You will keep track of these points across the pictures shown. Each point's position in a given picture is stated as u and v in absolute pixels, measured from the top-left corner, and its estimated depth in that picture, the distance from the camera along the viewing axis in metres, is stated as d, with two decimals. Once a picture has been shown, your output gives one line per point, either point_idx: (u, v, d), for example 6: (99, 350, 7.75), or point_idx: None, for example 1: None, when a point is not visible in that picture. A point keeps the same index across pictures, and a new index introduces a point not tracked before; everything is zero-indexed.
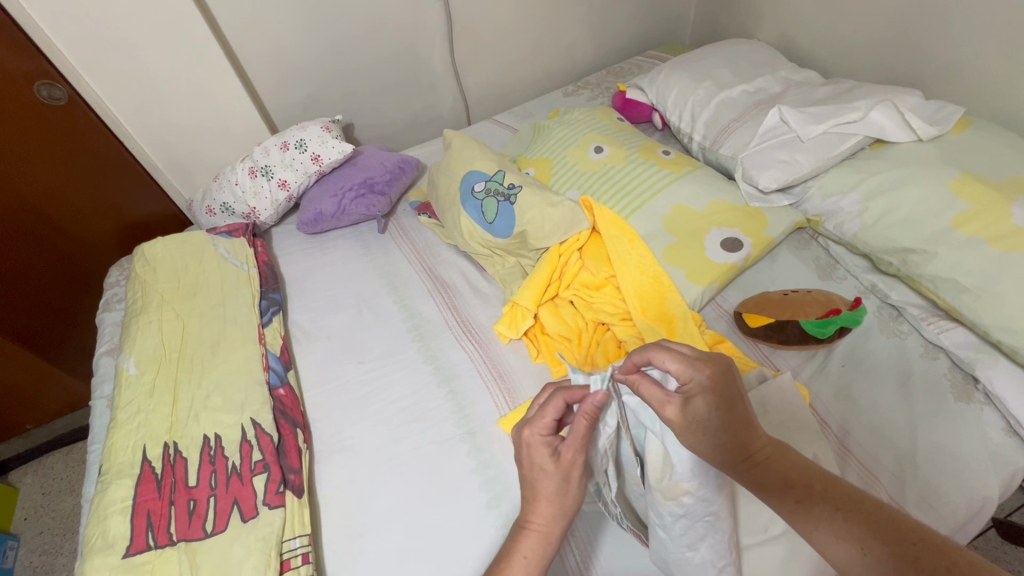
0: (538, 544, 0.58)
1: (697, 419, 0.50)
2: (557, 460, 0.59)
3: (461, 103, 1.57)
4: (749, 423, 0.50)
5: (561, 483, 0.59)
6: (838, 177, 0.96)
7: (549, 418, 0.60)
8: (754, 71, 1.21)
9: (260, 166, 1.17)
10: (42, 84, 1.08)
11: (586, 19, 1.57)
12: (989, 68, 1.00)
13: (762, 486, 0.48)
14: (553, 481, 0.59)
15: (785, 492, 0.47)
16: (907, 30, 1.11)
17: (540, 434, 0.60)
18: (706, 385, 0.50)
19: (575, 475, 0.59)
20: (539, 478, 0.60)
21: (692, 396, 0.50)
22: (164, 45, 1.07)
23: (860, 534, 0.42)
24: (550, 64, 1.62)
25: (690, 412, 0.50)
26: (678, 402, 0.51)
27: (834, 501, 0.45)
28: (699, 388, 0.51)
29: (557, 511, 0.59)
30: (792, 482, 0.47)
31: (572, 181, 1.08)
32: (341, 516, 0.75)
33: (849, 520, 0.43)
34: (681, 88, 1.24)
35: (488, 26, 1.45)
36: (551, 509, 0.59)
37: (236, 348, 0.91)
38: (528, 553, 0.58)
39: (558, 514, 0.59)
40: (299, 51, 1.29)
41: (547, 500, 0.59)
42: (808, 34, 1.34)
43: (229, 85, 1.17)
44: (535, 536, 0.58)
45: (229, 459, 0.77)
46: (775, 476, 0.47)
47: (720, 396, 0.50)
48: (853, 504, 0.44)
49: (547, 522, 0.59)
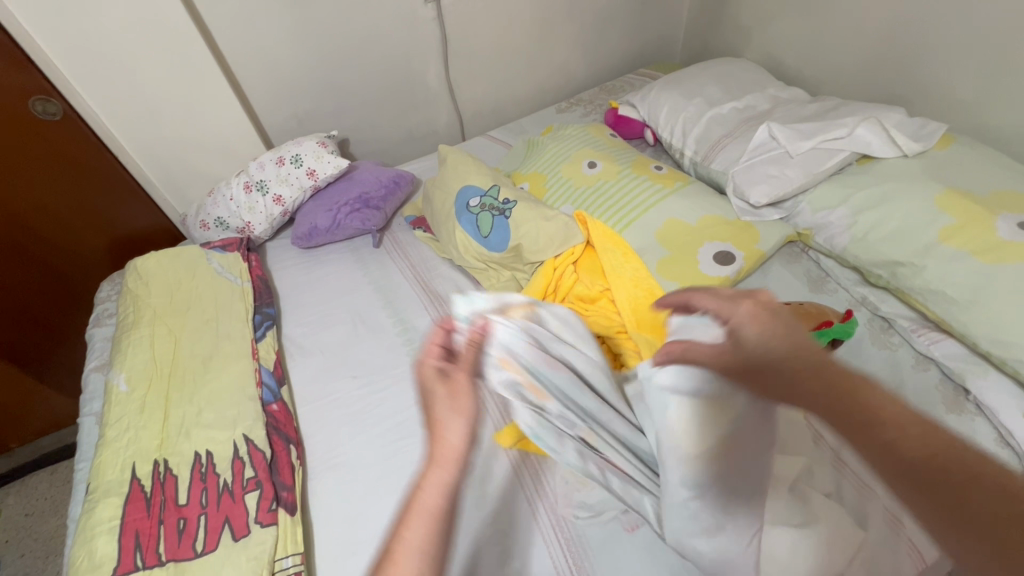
0: (445, 469, 0.46)
1: (749, 356, 0.55)
2: (444, 385, 0.55)
3: (457, 119, 1.59)
4: (807, 352, 0.51)
5: (451, 399, 0.53)
6: (826, 192, 0.98)
7: (432, 350, 0.61)
8: (743, 88, 1.24)
9: (256, 181, 1.17)
10: (37, 100, 1.08)
11: (577, 38, 1.61)
12: (971, 86, 1.03)
13: (824, 406, 0.47)
14: (446, 397, 0.53)
15: (868, 428, 0.43)
16: (890, 48, 1.15)
17: (429, 364, 0.58)
18: (749, 319, 0.56)
19: (466, 391, 0.55)
20: (436, 405, 0.53)
21: (740, 333, 0.56)
22: (161, 61, 1.08)
23: (954, 485, 0.40)
24: (543, 81, 1.65)
25: (743, 351, 0.56)
26: (733, 345, 0.57)
27: (931, 447, 0.41)
28: (744, 323, 0.56)
29: (460, 423, 0.50)
30: (877, 418, 0.43)
31: (567, 196, 1.09)
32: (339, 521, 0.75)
33: (945, 469, 0.40)
34: (672, 104, 1.26)
35: (483, 44, 1.48)
36: (451, 423, 0.50)
37: (229, 363, 0.90)
38: (427, 481, 0.45)
39: (455, 432, 0.49)
40: (296, 67, 1.30)
41: (444, 416, 0.51)
42: (795, 53, 1.37)
43: (226, 101, 1.18)
44: (439, 463, 0.46)
45: (220, 476, 0.76)
46: (857, 412, 0.44)
47: (765, 325, 0.55)
48: (947, 452, 0.41)
49: (447, 443, 0.48)
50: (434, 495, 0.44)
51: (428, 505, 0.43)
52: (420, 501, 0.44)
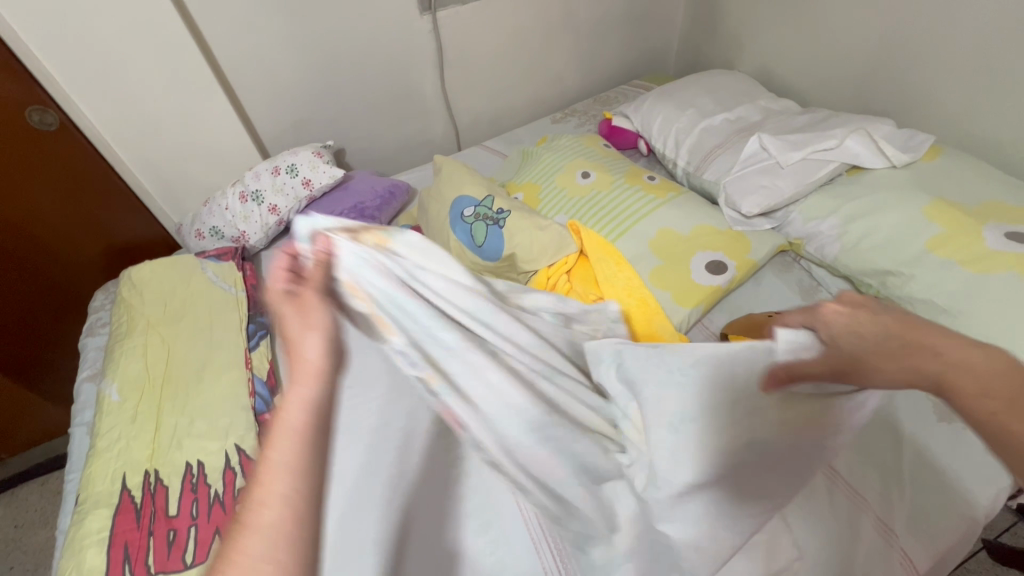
0: (309, 384, 0.43)
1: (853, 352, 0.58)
2: (295, 302, 0.49)
3: (452, 129, 1.60)
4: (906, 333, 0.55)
5: (304, 317, 0.48)
6: (816, 202, 0.99)
7: (280, 268, 0.51)
8: (734, 100, 1.26)
9: (251, 191, 1.18)
10: (35, 110, 1.09)
11: (572, 50, 1.63)
12: (957, 99, 1.05)
13: (956, 406, 0.51)
14: (297, 317, 0.47)
15: (977, 399, 0.50)
16: (878, 61, 1.17)
17: (278, 284, 0.50)
18: (837, 319, 0.59)
19: (324, 310, 0.49)
20: (290, 327, 0.47)
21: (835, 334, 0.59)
22: (159, 72, 1.09)
23: None
24: (538, 92, 1.66)
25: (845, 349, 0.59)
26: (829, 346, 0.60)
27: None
28: (835, 325, 0.59)
29: (319, 340, 0.46)
30: (987, 391, 0.49)
31: (561, 206, 1.10)
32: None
33: None
34: (665, 115, 1.27)
35: (478, 56, 1.49)
36: (312, 340, 0.46)
37: (221, 373, 0.90)
38: (287, 402, 0.41)
39: (315, 345, 0.45)
40: (293, 79, 1.32)
41: (302, 334, 0.46)
42: (785, 65, 1.40)
43: (223, 111, 1.18)
44: (305, 378, 0.43)
45: (211, 487, 0.75)
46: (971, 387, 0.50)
47: (855, 318, 0.58)
48: None
49: (305, 359, 0.44)
50: (300, 411, 0.41)
51: (295, 428, 0.40)
52: (286, 424, 0.40)
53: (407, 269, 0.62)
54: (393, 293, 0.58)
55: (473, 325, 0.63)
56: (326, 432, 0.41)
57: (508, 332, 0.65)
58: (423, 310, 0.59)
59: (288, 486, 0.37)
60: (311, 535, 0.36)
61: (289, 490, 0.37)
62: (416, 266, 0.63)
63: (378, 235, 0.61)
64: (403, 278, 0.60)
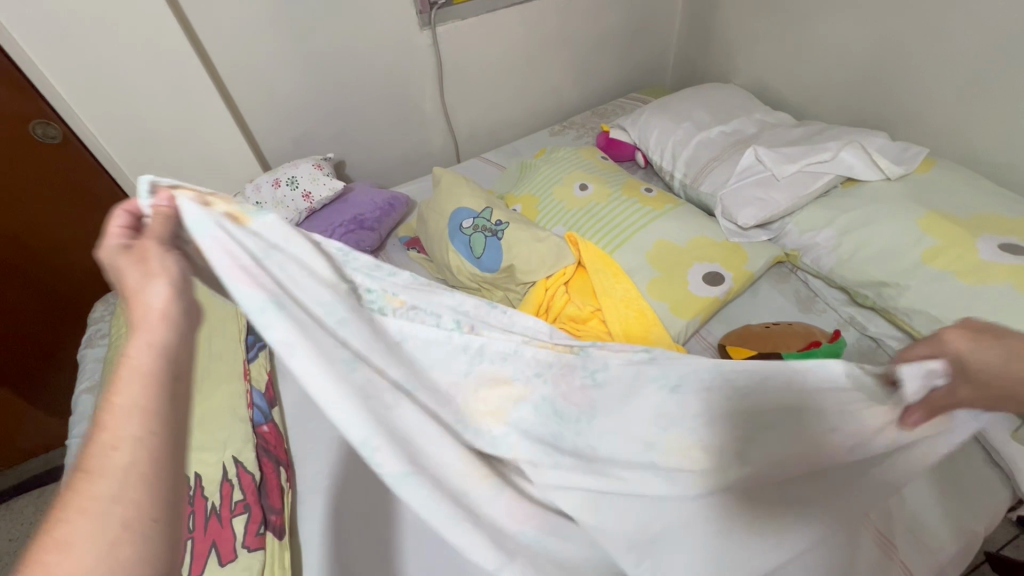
0: (149, 343, 0.40)
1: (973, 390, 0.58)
2: (132, 254, 0.43)
3: (452, 142, 1.62)
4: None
5: (143, 269, 0.43)
6: (812, 214, 1.00)
7: (113, 229, 0.45)
8: (730, 113, 1.27)
9: (252, 203, 1.19)
10: (37, 124, 1.11)
11: (570, 64, 1.65)
12: (949, 112, 1.06)
13: None
14: (136, 272, 0.42)
15: None
16: (872, 74, 1.18)
17: (112, 240, 0.44)
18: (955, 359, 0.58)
19: (169, 264, 0.44)
20: (127, 286, 0.42)
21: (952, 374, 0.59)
22: (162, 88, 1.10)
23: None
24: (537, 105, 1.68)
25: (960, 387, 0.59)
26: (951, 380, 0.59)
27: None
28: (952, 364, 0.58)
29: (166, 296, 0.42)
30: None
31: (560, 218, 1.11)
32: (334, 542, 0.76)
33: None
34: (662, 128, 1.29)
35: (477, 70, 1.51)
36: (153, 295, 0.42)
37: (219, 385, 0.90)
38: (128, 354, 0.40)
39: (157, 299, 0.42)
40: (294, 93, 1.34)
41: (144, 288, 0.42)
42: (780, 79, 1.41)
43: (225, 125, 1.20)
44: (142, 335, 0.40)
45: (208, 500, 0.74)
46: None
47: (963, 358, 0.57)
48: None
49: (147, 313, 0.41)
50: (146, 354, 0.40)
51: (132, 395, 0.38)
52: (124, 392, 0.38)
53: (261, 243, 0.51)
54: (224, 268, 0.47)
55: (323, 326, 0.54)
56: (176, 378, 0.41)
57: (368, 339, 0.58)
58: (258, 297, 0.48)
59: (138, 429, 0.37)
60: (166, 476, 0.37)
61: (141, 433, 0.37)
62: (271, 248, 0.52)
63: (234, 207, 0.50)
64: (255, 259, 0.50)
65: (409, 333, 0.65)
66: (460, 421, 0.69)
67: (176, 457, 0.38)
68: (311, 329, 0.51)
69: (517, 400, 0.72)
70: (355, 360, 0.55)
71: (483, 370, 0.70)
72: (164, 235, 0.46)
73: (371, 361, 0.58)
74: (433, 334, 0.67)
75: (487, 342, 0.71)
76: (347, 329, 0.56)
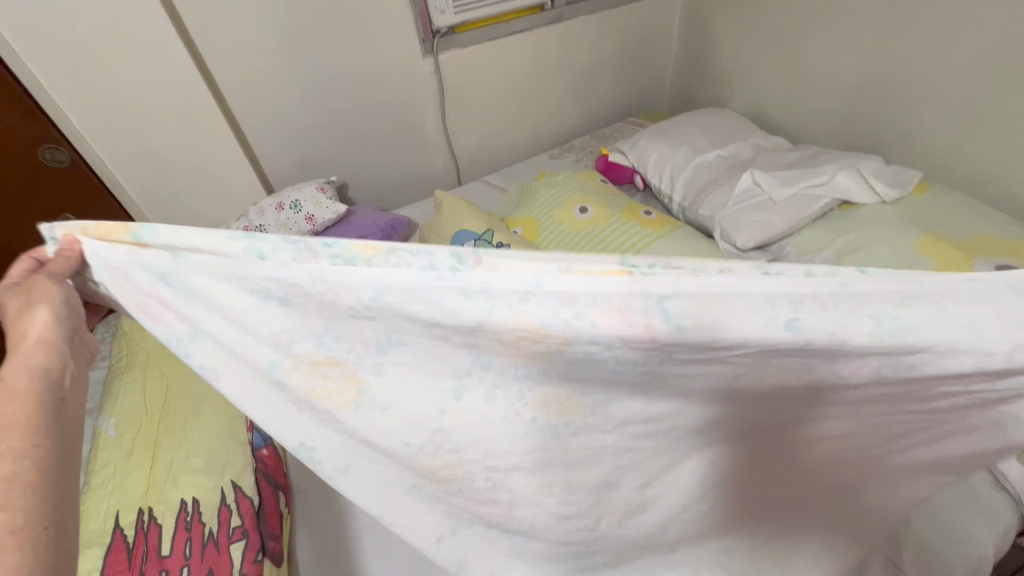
0: (28, 365, 0.42)
1: None
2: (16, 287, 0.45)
3: (453, 165, 1.64)
4: None
5: (25, 299, 0.44)
6: (810, 237, 1.01)
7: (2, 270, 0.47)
8: (726, 137, 1.30)
9: (255, 226, 1.20)
10: (46, 148, 1.22)
11: (569, 90, 1.69)
12: (943, 136, 1.09)
13: None
14: (15, 302, 0.44)
15: None
16: (865, 100, 1.21)
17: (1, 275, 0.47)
18: None
19: (57, 299, 0.45)
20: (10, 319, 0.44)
21: None
22: (168, 112, 1.12)
23: None
24: (536, 130, 1.71)
25: None
26: None
27: None
28: None
29: (50, 326, 0.44)
30: None
31: (560, 240, 1.12)
32: (342, 565, 0.79)
33: None
34: (660, 152, 1.31)
35: (479, 95, 1.54)
36: (36, 326, 0.44)
37: (220, 408, 0.90)
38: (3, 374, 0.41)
39: (40, 328, 0.44)
40: (299, 118, 1.37)
41: (27, 319, 0.44)
42: (776, 105, 1.45)
43: (229, 148, 1.21)
44: (19, 358, 0.42)
45: (206, 525, 0.74)
46: None
47: None
48: None
49: (29, 337, 0.43)
50: (25, 378, 0.41)
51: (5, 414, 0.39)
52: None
53: (157, 271, 0.48)
54: (137, 308, 0.50)
55: (244, 347, 0.53)
56: (59, 399, 0.42)
57: (303, 327, 0.52)
58: (181, 329, 0.52)
59: (19, 450, 0.38)
60: (46, 499, 0.38)
61: (20, 453, 0.38)
62: (172, 271, 0.48)
63: (120, 229, 0.47)
64: (161, 282, 0.48)
65: (384, 294, 0.46)
66: (464, 380, 0.57)
67: (58, 479, 0.40)
68: (234, 355, 0.54)
69: (563, 348, 0.50)
70: (286, 380, 0.55)
71: (508, 319, 0.47)
72: (65, 271, 0.47)
73: (308, 361, 0.54)
74: (402, 294, 0.46)
75: (491, 290, 0.46)
76: (273, 339, 0.52)
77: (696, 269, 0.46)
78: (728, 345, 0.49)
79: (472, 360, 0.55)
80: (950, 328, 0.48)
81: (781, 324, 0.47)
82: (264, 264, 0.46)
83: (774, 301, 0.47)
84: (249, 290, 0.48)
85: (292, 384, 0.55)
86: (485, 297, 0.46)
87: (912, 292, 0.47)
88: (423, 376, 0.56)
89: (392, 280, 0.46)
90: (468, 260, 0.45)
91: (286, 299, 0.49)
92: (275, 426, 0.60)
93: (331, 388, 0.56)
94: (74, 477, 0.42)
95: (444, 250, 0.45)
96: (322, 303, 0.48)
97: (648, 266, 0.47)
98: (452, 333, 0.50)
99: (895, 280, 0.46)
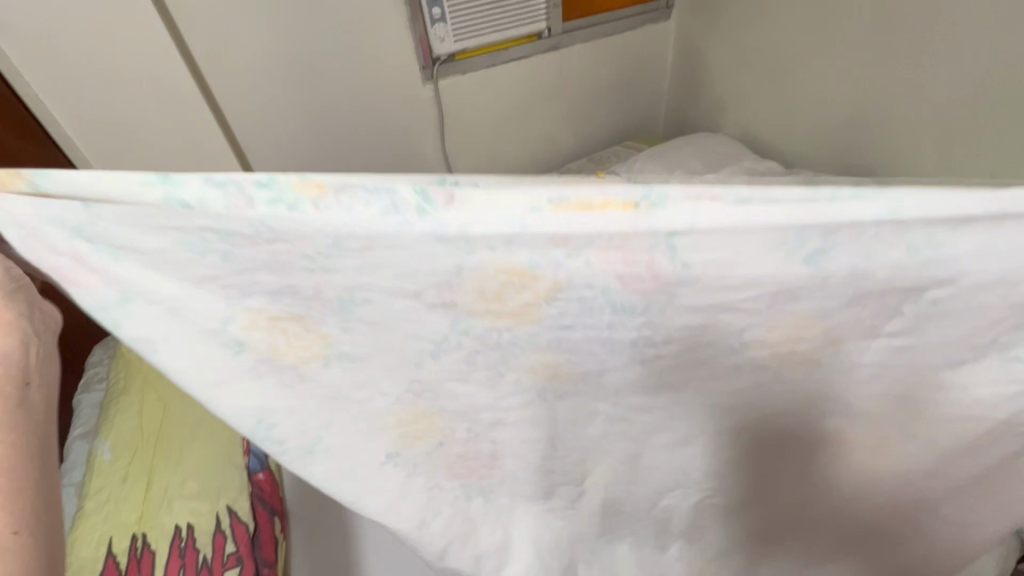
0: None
1: None
2: None
3: None
4: None
5: None
6: None
7: None
8: (720, 162, 1.33)
9: None
10: None
11: (566, 114, 1.72)
12: (929, 161, 1.12)
13: None
14: None
15: None
16: (853, 125, 1.25)
17: None
18: None
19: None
20: None
21: None
22: (172, 137, 1.15)
23: None
24: (534, 153, 1.74)
25: None
26: None
27: None
28: None
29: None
30: None
31: None
32: None
33: None
34: (655, 175, 1.33)
35: (477, 120, 1.58)
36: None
37: (217, 432, 0.89)
38: None
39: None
40: (300, 144, 1.40)
41: None
42: (768, 129, 1.48)
43: (230, 171, 1.24)
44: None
45: (199, 552, 0.75)
46: None
47: None
48: None
49: None
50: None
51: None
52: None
53: (70, 226, 0.48)
54: (51, 270, 0.51)
55: (187, 308, 0.55)
56: (23, 382, 0.47)
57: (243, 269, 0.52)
58: (110, 291, 0.54)
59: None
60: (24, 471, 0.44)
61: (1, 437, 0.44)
62: (88, 222, 0.48)
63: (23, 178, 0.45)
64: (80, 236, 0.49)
65: (337, 234, 0.48)
66: (443, 340, 0.59)
67: (36, 449, 0.46)
68: (168, 314, 0.55)
69: (552, 293, 0.54)
70: (240, 341, 0.58)
71: (489, 258, 0.51)
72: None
73: (263, 319, 0.57)
74: (368, 234, 0.48)
75: (468, 232, 0.48)
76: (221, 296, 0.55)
77: (725, 202, 0.46)
78: (716, 287, 0.52)
79: (446, 321, 0.57)
80: (963, 259, 0.49)
81: (796, 260, 0.50)
82: (195, 212, 0.46)
83: (787, 235, 0.48)
84: (180, 238, 0.50)
85: (248, 343, 0.58)
86: (461, 238, 0.48)
87: (954, 219, 0.45)
88: (393, 329, 0.58)
89: (349, 219, 0.47)
90: (437, 198, 0.46)
91: (229, 246, 0.50)
92: (208, 390, 0.61)
93: (291, 346, 0.60)
94: (49, 447, 0.48)
95: (426, 179, 0.45)
96: (271, 247, 0.50)
97: (656, 200, 0.46)
98: (427, 282, 0.53)
99: (949, 208, 0.45)
